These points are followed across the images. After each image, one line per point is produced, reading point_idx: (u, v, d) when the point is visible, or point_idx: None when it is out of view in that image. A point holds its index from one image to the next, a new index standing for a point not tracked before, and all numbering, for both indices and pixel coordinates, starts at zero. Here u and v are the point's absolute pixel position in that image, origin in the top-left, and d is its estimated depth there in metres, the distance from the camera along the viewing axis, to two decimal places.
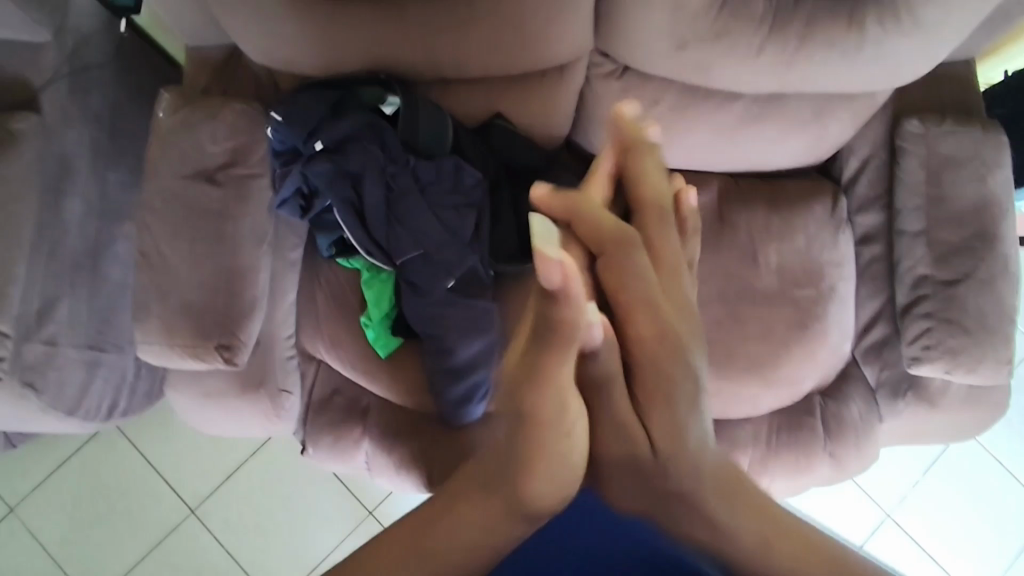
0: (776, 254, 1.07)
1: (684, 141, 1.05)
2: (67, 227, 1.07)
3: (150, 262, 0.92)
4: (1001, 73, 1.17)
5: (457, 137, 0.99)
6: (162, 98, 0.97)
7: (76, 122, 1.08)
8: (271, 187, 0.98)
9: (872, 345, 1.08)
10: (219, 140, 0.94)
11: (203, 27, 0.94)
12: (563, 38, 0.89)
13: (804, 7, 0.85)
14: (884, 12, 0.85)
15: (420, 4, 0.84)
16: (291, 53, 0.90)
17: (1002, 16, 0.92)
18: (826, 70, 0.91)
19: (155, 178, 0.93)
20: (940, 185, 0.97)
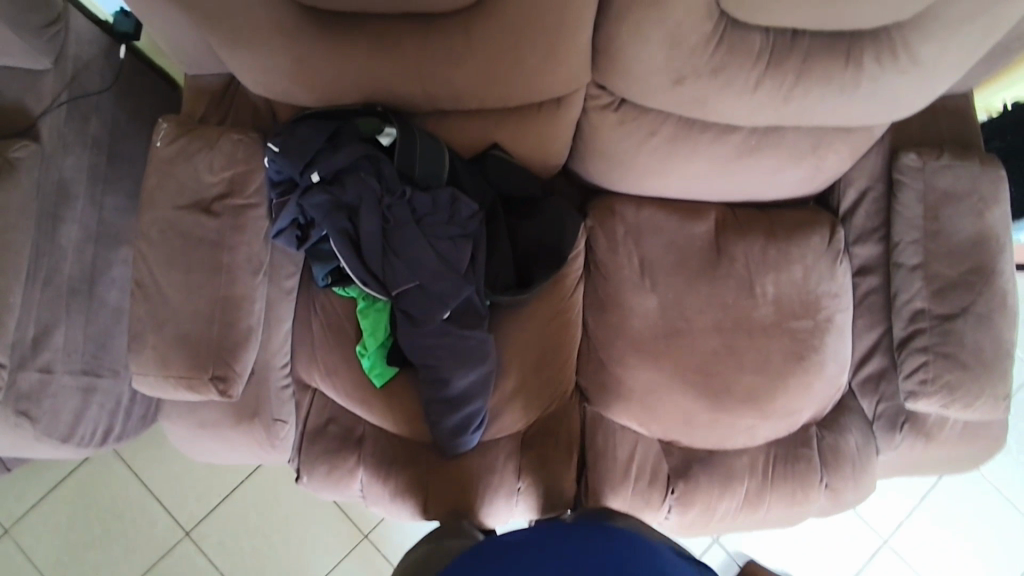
0: (773, 284, 1.06)
1: (681, 172, 1.05)
2: (63, 253, 1.07)
3: (145, 292, 0.92)
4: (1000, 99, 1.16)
5: (454, 167, 0.99)
6: (160, 126, 0.97)
7: (75, 148, 1.08)
8: (268, 216, 0.98)
9: (869, 377, 1.07)
10: (217, 170, 0.95)
11: (202, 58, 0.95)
12: (560, 72, 0.88)
13: (801, 43, 0.85)
14: (882, 49, 0.85)
15: (416, 38, 0.84)
16: (288, 85, 0.90)
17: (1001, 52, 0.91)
18: (824, 104, 0.92)
19: (151, 208, 0.93)
20: (938, 219, 0.97)
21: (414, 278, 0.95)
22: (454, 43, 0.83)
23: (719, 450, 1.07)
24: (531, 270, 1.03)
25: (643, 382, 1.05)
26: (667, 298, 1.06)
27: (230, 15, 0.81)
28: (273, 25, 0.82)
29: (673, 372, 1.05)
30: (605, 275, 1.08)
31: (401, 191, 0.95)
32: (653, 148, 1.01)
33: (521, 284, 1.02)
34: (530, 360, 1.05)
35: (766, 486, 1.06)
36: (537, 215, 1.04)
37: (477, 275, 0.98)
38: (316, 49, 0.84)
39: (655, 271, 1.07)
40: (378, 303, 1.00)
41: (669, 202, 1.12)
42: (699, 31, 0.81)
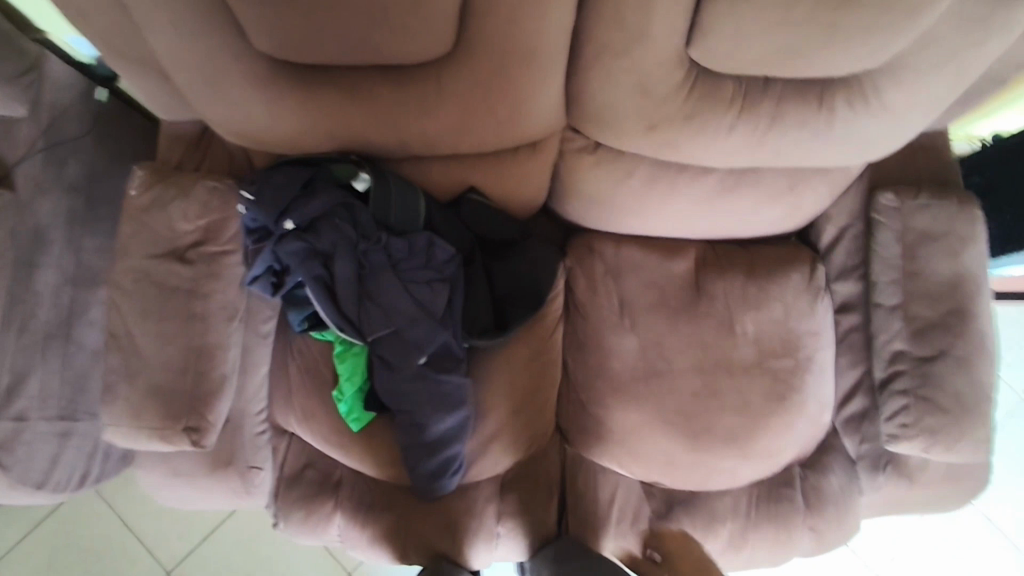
0: (754, 324, 1.06)
1: (659, 211, 1.05)
2: (39, 299, 1.06)
3: (118, 342, 0.91)
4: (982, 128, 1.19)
5: (430, 212, 0.99)
6: (135, 174, 0.97)
7: (53, 193, 1.08)
8: (243, 263, 0.97)
9: (851, 416, 1.06)
10: (191, 217, 0.94)
11: (176, 106, 0.95)
12: (532, 118, 0.88)
13: (773, 88, 0.85)
14: (852, 94, 0.85)
15: (387, 87, 0.83)
16: (261, 133, 0.90)
17: (974, 94, 0.92)
18: (798, 147, 0.91)
19: (125, 256, 0.93)
20: (915, 259, 0.97)
21: (390, 323, 0.94)
22: (425, 92, 0.83)
23: (702, 491, 1.06)
24: (508, 311, 1.02)
25: (624, 423, 1.04)
26: (647, 338, 1.05)
27: (200, 68, 0.81)
28: (242, 77, 0.81)
29: (654, 412, 1.04)
30: (585, 314, 1.08)
31: (377, 237, 0.95)
32: (630, 189, 1.01)
33: (499, 328, 1.01)
34: (510, 402, 1.04)
35: (749, 527, 1.04)
36: (515, 256, 1.04)
37: (454, 319, 0.98)
38: (286, 100, 0.84)
39: (635, 311, 1.06)
40: (356, 347, 0.99)
41: (648, 242, 1.12)
42: (669, 80, 0.81)
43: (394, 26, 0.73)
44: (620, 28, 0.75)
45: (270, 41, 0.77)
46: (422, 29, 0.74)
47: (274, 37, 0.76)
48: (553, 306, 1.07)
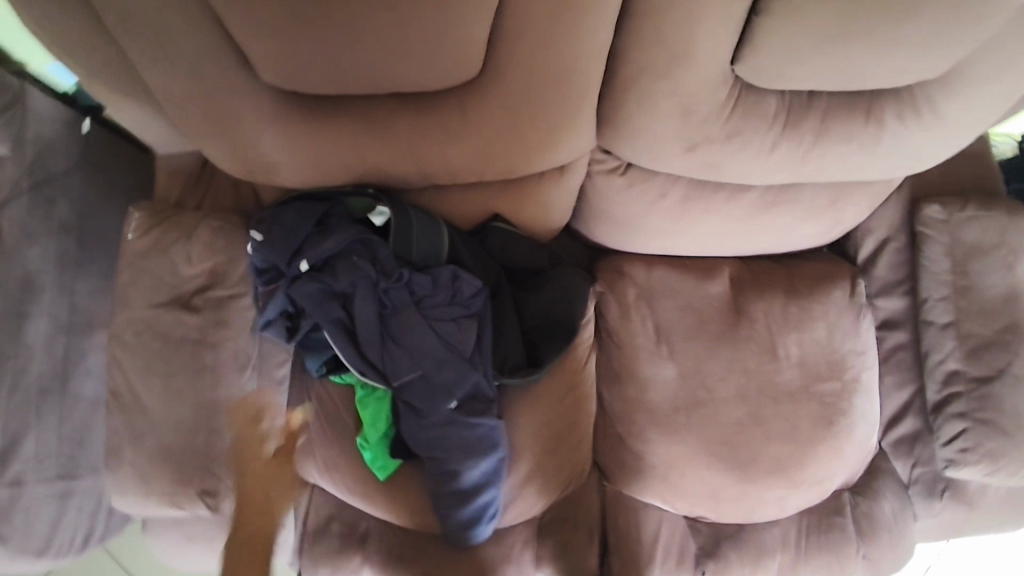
0: (796, 345, 1.01)
1: (693, 231, 0.99)
2: (32, 352, 0.98)
3: (122, 401, 0.83)
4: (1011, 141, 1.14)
5: (453, 243, 0.93)
6: (131, 216, 0.89)
7: (41, 237, 1.00)
8: (254, 307, 0.90)
9: (902, 438, 1.01)
10: (196, 261, 0.87)
11: (173, 141, 0.87)
12: (561, 144, 0.81)
13: (819, 101, 0.79)
14: (903, 105, 0.79)
15: (406, 116, 0.76)
16: (267, 169, 0.83)
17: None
18: (843, 162, 0.85)
19: (125, 307, 0.85)
20: (966, 275, 0.92)
21: (416, 365, 0.88)
22: (447, 119, 0.76)
23: (748, 524, 1.00)
24: (540, 345, 0.96)
25: (665, 458, 0.98)
26: (687, 365, 1.00)
27: (201, 103, 0.73)
28: (247, 111, 0.74)
29: (696, 445, 0.98)
30: (618, 343, 1.02)
31: (398, 274, 0.88)
32: (663, 210, 0.95)
33: (531, 364, 0.95)
34: (544, 441, 0.98)
35: (800, 559, 0.99)
36: (544, 285, 0.97)
37: (484, 356, 0.91)
38: (296, 133, 0.77)
39: (672, 338, 1.01)
40: (379, 391, 0.92)
41: (680, 261, 1.06)
42: (713, 98, 0.75)
43: (412, 48, 0.66)
44: (665, 47, 0.69)
45: (279, 72, 0.70)
46: (446, 54, 0.67)
47: (281, 68, 0.69)
48: (584, 335, 1.01)
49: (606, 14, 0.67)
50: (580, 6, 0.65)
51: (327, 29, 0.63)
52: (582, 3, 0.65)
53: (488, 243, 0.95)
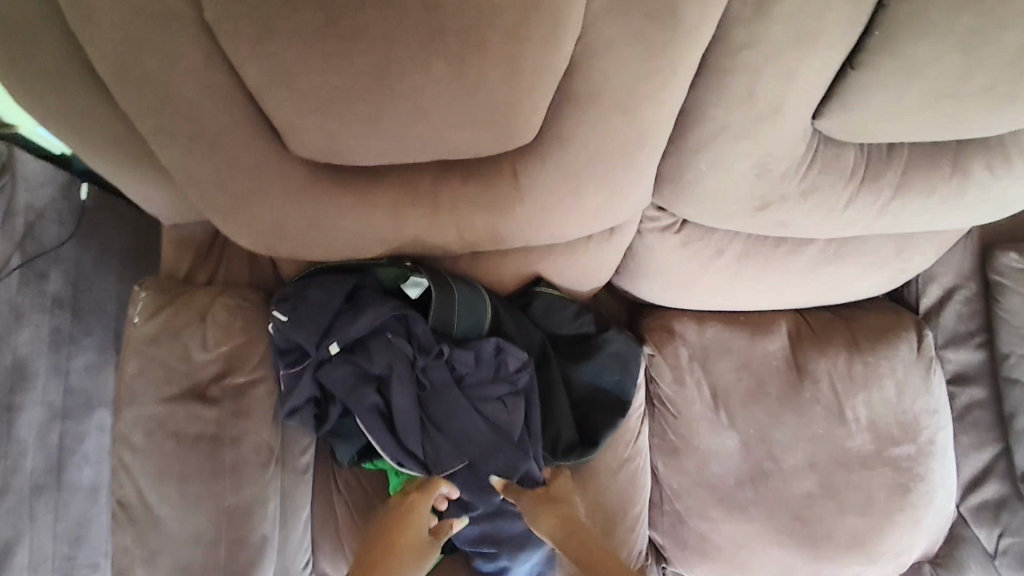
0: (865, 407, 0.93)
1: (750, 288, 0.91)
2: (25, 446, 0.88)
3: (131, 512, 0.73)
4: None
5: (496, 313, 0.84)
6: (137, 297, 0.80)
7: (33, 317, 0.90)
8: (277, 394, 0.80)
9: (983, 502, 0.93)
10: (211, 346, 0.78)
11: (182, 213, 0.78)
12: (618, 206, 0.74)
13: (899, 154, 0.72)
14: (992, 153, 0.73)
15: (450, 182, 0.69)
16: (293, 245, 0.74)
17: None
18: (921, 215, 0.78)
19: (132, 402, 0.76)
20: None
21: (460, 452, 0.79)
22: (498, 186, 0.68)
23: None
24: (589, 417, 0.87)
25: (731, 536, 0.90)
26: (750, 433, 0.92)
27: (223, 179, 0.65)
28: (274, 187, 0.66)
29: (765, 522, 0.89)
30: (674, 412, 0.93)
31: (437, 350, 0.79)
32: (720, 268, 0.88)
33: (582, 440, 0.86)
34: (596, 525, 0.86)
35: None
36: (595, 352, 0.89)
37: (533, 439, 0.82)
38: (326, 208, 0.69)
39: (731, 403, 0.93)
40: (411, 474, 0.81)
41: (735, 316, 0.97)
42: (790, 156, 0.68)
43: (471, 115, 0.58)
44: (747, 104, 0.62)
45: (313, 143, 0.62)
46: (502, 125, 0.60)
47: (315, 143, 0.61)
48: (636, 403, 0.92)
49: (684, 71, 0.60)
50: (658, 61, 0.58)
51: (375, 102, 0.56)
52: (665, 63, 0.58)
53: (534, 310, 0.87)
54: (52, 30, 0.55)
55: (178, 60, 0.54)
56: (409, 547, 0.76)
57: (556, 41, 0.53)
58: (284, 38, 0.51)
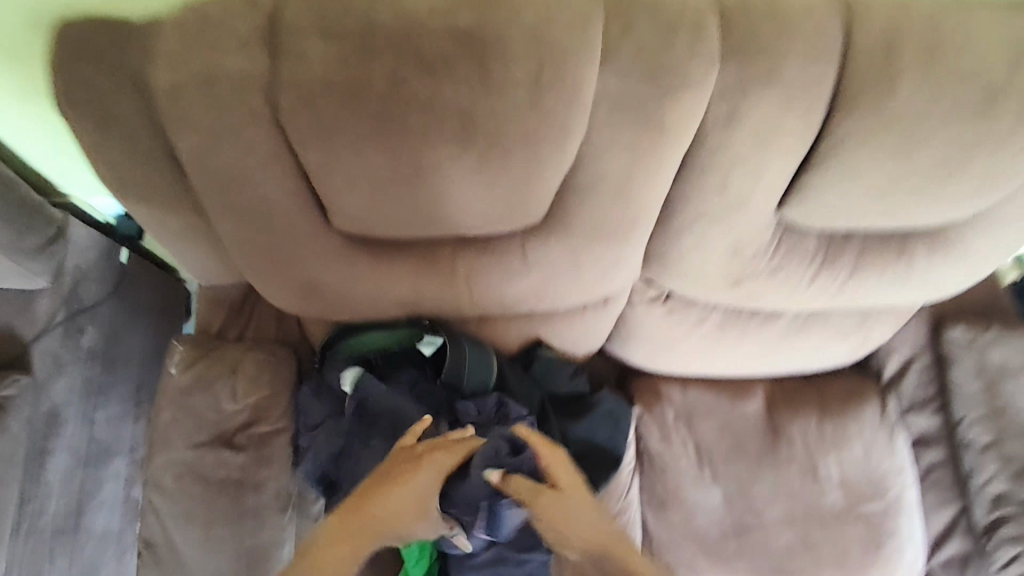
0: (836, 465, 1.01)
1: (730, 354, 1.00)
2: (49, 489, 0.92)
3: (156, 550, 0.79)
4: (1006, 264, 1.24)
5: (502, 371, 0.92)
6: (175, 351, 0.87)
7: (69, 367, 0.97)
8: (295, 441, 0.86)
9: (950, 559, 0.99)
10: (239, 396, 0.85)
11: (221, 275, 0.87)
12: (612, 276, 0.84)
13: (855, 239, 0.84)
14: (935, 240, 0.84)
15: (464, 251, 0.78)
16: (322, 302, 0.83)
17: None
18: (875, 290, 0.90)
19: (165, 446, 0.82)
20: (999, 397, 0.95)
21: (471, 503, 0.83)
22: (507, 255, 0.79)
23: None
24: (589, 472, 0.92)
25: None
26: (732, 487, 0.99)
27: (271, 246, 0.75)
28: (312, 252, 0.76)
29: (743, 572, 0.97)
30: (663, 470, 1.00)
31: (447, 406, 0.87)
32: (702, 335, 0.97)
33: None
34: None
35: None
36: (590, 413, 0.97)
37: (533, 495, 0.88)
38: (355, 271, 0.79)
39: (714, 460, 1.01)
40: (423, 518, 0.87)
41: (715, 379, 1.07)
42: (760, 238, 0.80)
43: (489, 196, 0.69)
44: (723, 196, 0.74)
45: (352, 216, 0.72)
46: (514, 199, 0.71)
47: (354, 213, 0.71)
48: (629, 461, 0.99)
49: (669, 167, 0.70)
50: (647, 161, 0.68)
51: (409, 185, 0.67)
52: (653, 159, 0.68)
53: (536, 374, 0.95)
54: (138, 123, 0.64)
55: (245, 150, 0.64)
56: (398, 499, 0.73)
57: (562, 139, 0.65)
58: (340, 133, 0.62)
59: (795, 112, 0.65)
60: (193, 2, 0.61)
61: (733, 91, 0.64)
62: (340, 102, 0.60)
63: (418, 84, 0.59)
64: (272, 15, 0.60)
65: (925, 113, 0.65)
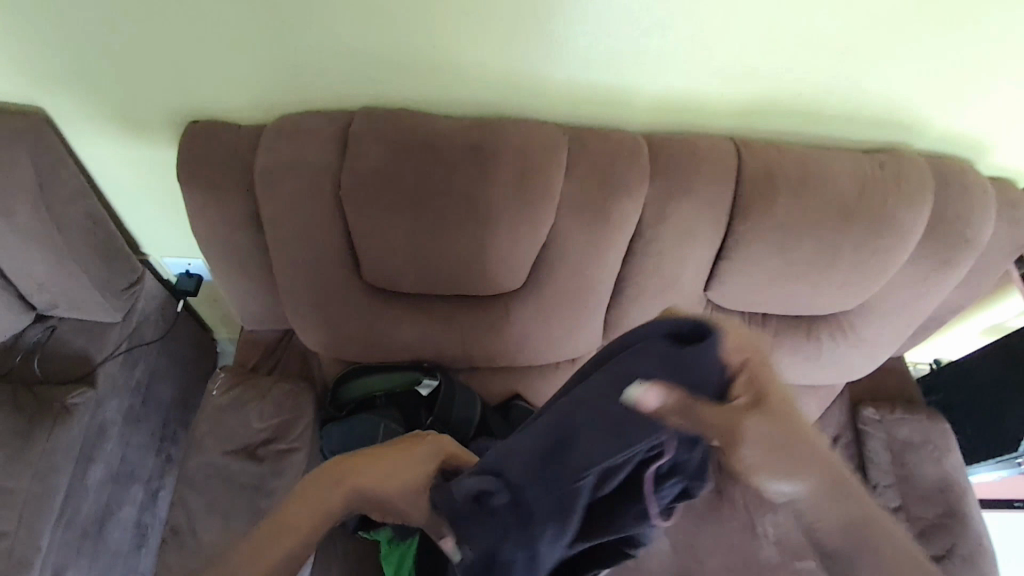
0: (772, 526, 1.14)
1: None
2: (86, 493, 1.07)
3: (181, 538, 0.94)
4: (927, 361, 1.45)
5: (485, 416, 1.11)
6: (219, 376, 1.07)
7: (121, 391, 1.15)
8: (306, 460, 1.03)
9: None
10: (265, 417, 1.03)
11: (265, 318, 1.08)
12: (576, 339, 1.06)
13: (770, 321, 1.06)
14: (834, 327, 1.06)
15: (462, 309, 1.00)
16: (343, 343, 1.03)
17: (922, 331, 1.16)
18: (793, 368, 1.10)
19: (200, 452, 0.99)
20: (905, 466, 1.12)
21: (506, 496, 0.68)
22: (494, 315, 1.00)
23: None
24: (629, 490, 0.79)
25: None
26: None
27: (311, 291, 0.96)
28: (343, 300, 0.98)
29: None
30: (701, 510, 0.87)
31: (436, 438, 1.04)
32: None
33: (638, 530, 0.67)
34: None
35: None
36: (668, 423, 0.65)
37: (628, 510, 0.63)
38: (374, 317, 1.00)
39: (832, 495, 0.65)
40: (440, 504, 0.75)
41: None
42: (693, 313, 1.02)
43: (483, 264, 0.92)
44: (660, 276, 0.97)
45: (378, 271, 0.94)
46: (507, 266, 0.93)
47: (380, 269, 0.94)
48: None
49: (619, 253, 0.94)
50: (603, 246, 0.92)
51: (424, 250, 0.91)
52: (607, 245, 0.92)
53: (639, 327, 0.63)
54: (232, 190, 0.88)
55: (308, 216, 0.88)
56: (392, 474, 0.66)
57: (539, 224, 0.89)
58: (379, 208, 0.86)
59: (708, 215, 0.91)
60: (288, 116, 0.89)
61: (661, 200, 0.89)
62: (382, 185, 0.85)
63: (439, 176, 0.85)
64: (344, 128, 0.88)
65: (801, 223, 0.90)
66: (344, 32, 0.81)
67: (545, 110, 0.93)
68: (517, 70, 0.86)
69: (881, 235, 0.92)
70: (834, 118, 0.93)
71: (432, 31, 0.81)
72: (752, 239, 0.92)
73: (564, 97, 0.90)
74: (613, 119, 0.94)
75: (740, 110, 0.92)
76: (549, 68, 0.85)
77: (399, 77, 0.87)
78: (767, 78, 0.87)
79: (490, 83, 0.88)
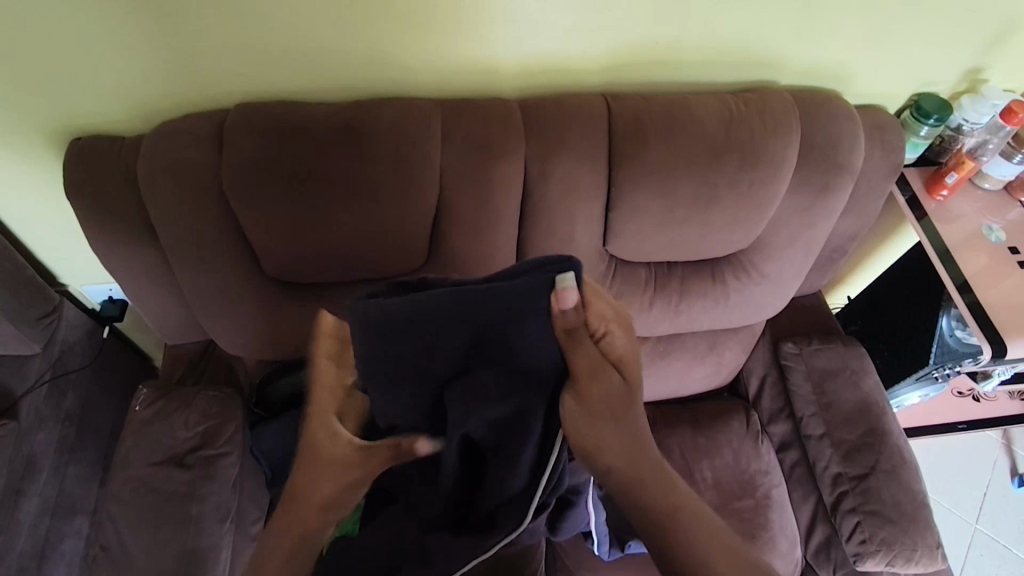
0: (710, 469, 1.17)
1: None
2: (21, 528, 1.06)
3: (109, 553, 0.95)
4: (843, 297, 1.59)
5: None
6: (140, 392, 1.07)
7: (49, 422, 1.13)
8: (238, 462, 1.04)
9: (819, 545, 1.14)
10: (190, 425, 1.03)
11: (187, 331, 1.13)
12: None
13: (676, 269, 1.10)
14: (737, 270, 1.10)
15: (361, 264, 0.96)
16: (263, 331, 1.05)
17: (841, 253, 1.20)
18: (707, 312, 1.14)
19: (125, 468, 1.00)
20: (826, 394, 1.15)
21: None
22: (389, 270, 0.98)
23: None
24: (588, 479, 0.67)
25: None
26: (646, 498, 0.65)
27: (217, 293, 0.98)
28: (248, 299, 1.00)
29: (624, 560, 1.13)
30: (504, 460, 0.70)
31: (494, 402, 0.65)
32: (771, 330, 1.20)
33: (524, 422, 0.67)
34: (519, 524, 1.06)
35: None
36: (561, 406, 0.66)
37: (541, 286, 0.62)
38: (286, 309, 1.02)
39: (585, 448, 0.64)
40: None
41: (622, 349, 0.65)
42: (596, 269, 1.06)
43: (378, 229, 0.92)
44: (554, 236, 0.99)
45: (274, 247, 0.92)
46: (404, 223, 0.92)
47: (279, 263, 0.95)
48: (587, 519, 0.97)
49: (513, 216, 0.97)
50: (490, 218, 0.95)
51: (318, 228, 0.90)
52: (494, 206, 0.94)
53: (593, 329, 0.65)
54: (128, 192, 0.90)
55: (197, 212, 0.89)
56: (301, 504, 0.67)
57: (421, 182, 0.90)
58: (258, 199, 0.87)
59: (589, 169, 0.94)
60: (170, 124, 0.90)
61: (541, 155, 0.93)
62: (258, 174, 0.86)
63: (315, 157, 0.87)
64: (220, 126, 0.90)
65: (674, 165, 0.94)
66: (223, 36, 0.86)
67: (409, 85, 0.98)
68: (384, 50, 0.92)
69: (753, 168, 0.96)
70: (681, 58, 1.00)
71: (291, 28, 0.87)
72: (630, 185, 0.95)
73: (437, 69, 0.96)
74: (490, 90, 1.01)
75: (603, 65, 0.99)
76: (413, 48, 0.92)
77: (275, 70, 0.92)
78: (621, 39, 0.95)
79: (365, 57, 0.92)
